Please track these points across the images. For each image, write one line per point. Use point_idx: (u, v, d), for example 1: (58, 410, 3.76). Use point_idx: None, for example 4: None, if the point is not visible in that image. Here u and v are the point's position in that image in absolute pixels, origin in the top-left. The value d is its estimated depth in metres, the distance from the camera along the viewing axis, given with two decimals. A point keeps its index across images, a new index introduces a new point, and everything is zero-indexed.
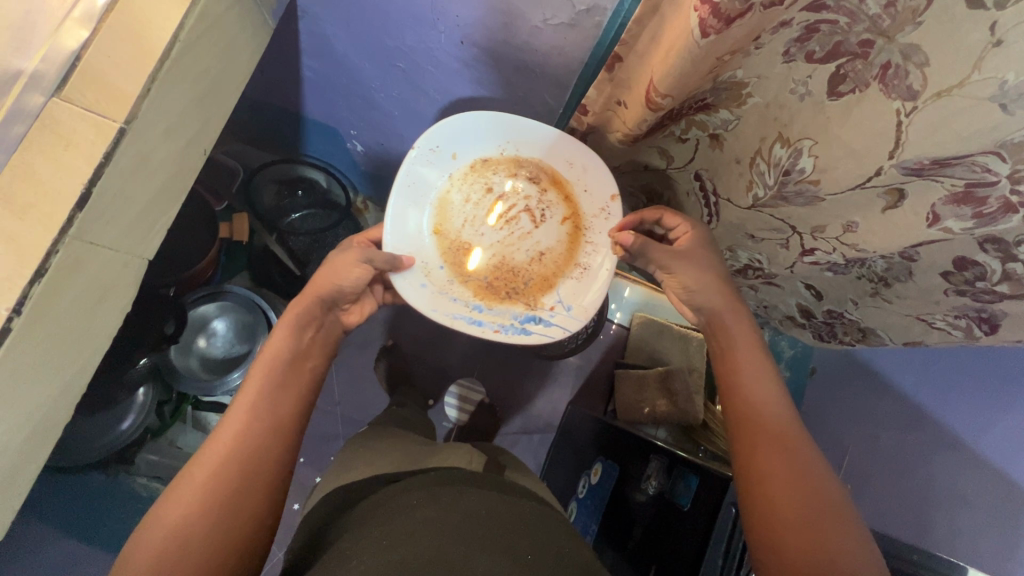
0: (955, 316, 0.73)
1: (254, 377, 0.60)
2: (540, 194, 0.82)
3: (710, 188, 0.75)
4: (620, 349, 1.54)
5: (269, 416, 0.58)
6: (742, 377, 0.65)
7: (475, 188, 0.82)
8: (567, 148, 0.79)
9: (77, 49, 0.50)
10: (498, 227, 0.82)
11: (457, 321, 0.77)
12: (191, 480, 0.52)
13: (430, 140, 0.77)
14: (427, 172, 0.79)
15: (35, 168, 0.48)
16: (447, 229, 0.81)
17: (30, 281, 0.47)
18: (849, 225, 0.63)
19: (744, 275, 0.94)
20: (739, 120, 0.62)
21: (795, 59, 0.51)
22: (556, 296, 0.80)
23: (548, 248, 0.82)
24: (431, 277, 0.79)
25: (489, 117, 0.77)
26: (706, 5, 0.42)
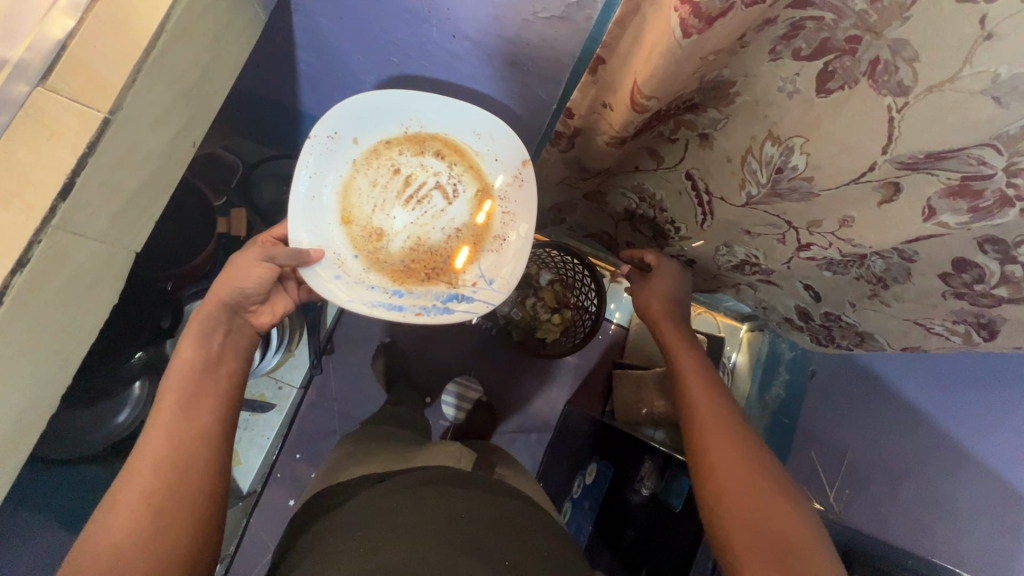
0: (954, 321, 0.72)
1: (168, 389, 0.62)
2: (449, 168, 0.82)
3: (702, 187, 0.74)
4: (619, 350, 1.53)
5: (187, 423, 0.60)
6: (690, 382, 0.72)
7: (381, 172, 0.80)
8: (474, 118, 0.78)
9: (63, 37, 0.49)
10: (409, 209, 0.81)
11: (376, 309, 0.76)
12: (119, 497, 0.54)
13: (327, 126, 0.75)
14: (326, 159, 0.77)
15: (17, 158, 0.48)
16: (356, 217, 0.79)
17: (12, 271, 0.47)
18: (844, 219, 0.61)
19: (742, 273, 0.92)
20: (727, 119, 0.60)
21: (781, 57, 0.49)
22: (476, 272, 0.81)
23: (463, 224, 0.82)
24: (345, 268, 0.78)
25: (388, 93, 0.75)
26: (687, 5, 0.42)
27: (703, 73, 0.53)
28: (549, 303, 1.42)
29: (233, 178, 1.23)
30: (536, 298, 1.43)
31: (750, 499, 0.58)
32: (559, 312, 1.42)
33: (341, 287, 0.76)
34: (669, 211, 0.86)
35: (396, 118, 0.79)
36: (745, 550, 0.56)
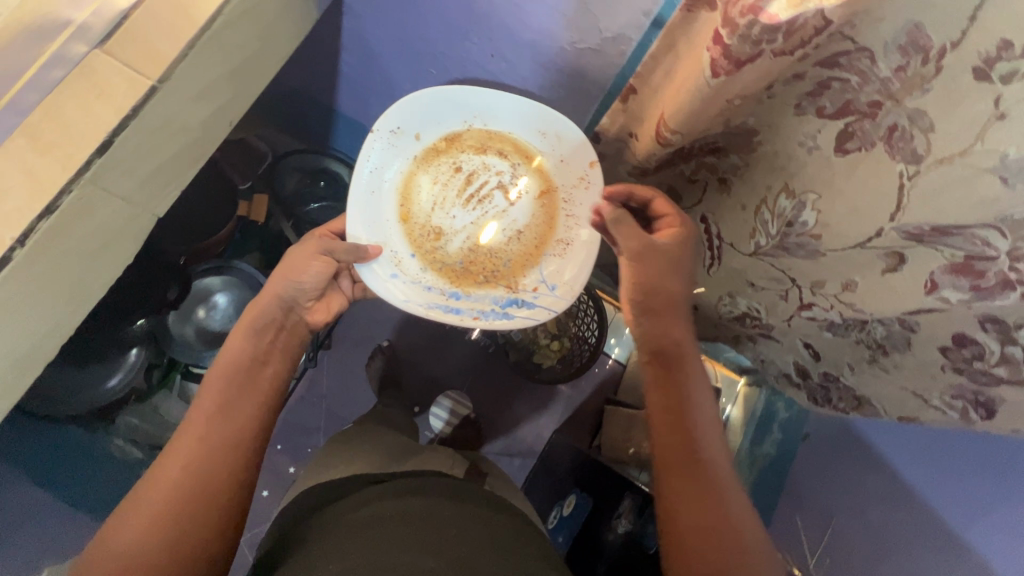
0: (952, 397, 0.70)
1: (209, 385, 0.63)
2: (513, 167, 0.79)
3: (714, 233, 0.74)
4: (614, 386, 1.51)
5: (217, 427, 0.60)
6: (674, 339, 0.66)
7: (441, 169, 0.80)
8: (537, 116, 0.75)
9: (126, 9, 0.53)
10: (470, 208, 0.80)
11: (434, 310, 0.74)
12: (145, 496, 0.56)
13: (391, 121, 0.75)
14: (389, 154, 0.77)
15: (63, 110, 0.50)
16: (414, 214, 0.79)
17: (40, 215, 0.48)
18: (847, 283, 0.61)
19: (742, 326, 0.90)
20: (748, 167, 0.62)
21: (806, 113, 0.51)
22: (537, 277, 0.77)
23: (525, 225, 0.79)
24: (402, 267, 0.77)
25: (450, 91, 0.74)
26: (717, 45, 0.44)
27: (727, 116, 0.54)
28: (551, 327, 1.42)
29: (260, 166, 1.26)
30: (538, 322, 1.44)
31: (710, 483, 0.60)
32: (558, 339, 1.41)
33: (399, 286, 0.75)
34: None
35: (459, 116, 0.77)
36: (692, 530, 0.58)
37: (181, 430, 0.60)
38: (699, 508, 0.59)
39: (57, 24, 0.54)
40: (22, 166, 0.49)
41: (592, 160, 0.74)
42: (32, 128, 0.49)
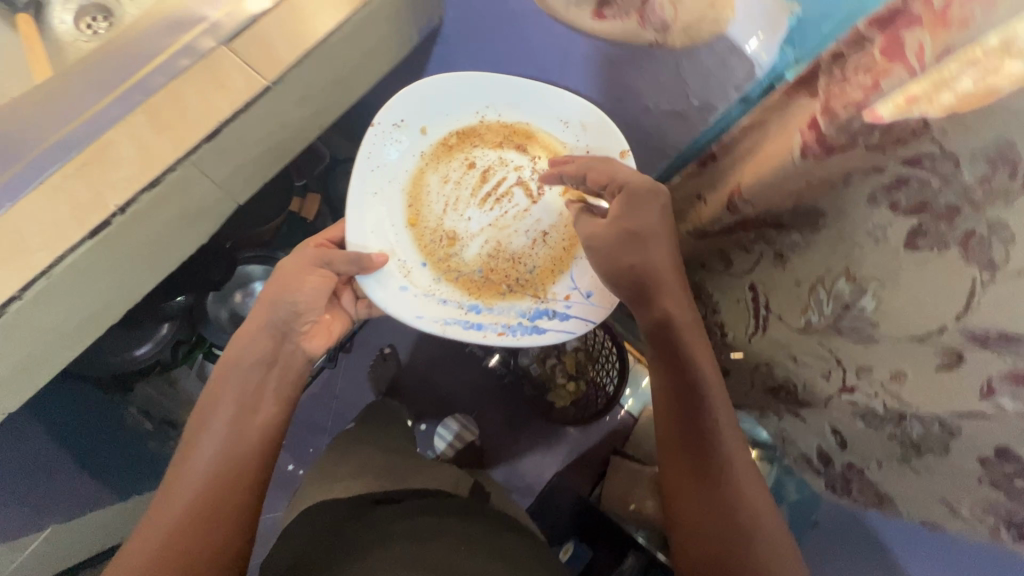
0: (982, 515, 0.61)
1: (211, 416, 0.72)
2: (530, 162, 0.84)
3: (762, 302, 0.75)
4: (623, 436, 1.49)
5: (218, 454, 0.69)
6: (666, 320, 0.72)
7: (452, 168, 0.85)
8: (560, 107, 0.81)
9: (255, 14, 0.57)
10: (487, 208, 0.84)
11: (450, 327, 0.78)
12: (158, 516, 0.64)
13: (393, 117, 0.80)
14: (390, 147, 0.81)
15: (182, 94, 0.54)
16: (424, 219, 0.84)
17: (144, 187, 0.52)
18: (896, 374, 0.60)
19: (773, 396, 0.87)
20: (808, 245, 0.63)
21: (879, 206, 0.51)
22: (568, 284, 0.81)
23: (549, 225, 0.83)
24: (412, 278, 0.81)
25: (465, 82, 0.80)
26: (812, 130, 0.52)
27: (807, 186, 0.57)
28: (569, 367, 1.43)
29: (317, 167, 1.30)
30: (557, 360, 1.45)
31: (704, 447, 0.68)
32: (575, 380, 1.43)
33: (409, 299, 0.79)
34: (721, 314, 0.88)
35: (473, 108, 0.83)
36: (692, 491, 0.68)
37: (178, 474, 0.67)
38: (693, 472, 0.69)
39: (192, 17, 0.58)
40: (138, 140, 0.52)
41: (623, 149, 0.77)
42: (151, 106, 0.53)
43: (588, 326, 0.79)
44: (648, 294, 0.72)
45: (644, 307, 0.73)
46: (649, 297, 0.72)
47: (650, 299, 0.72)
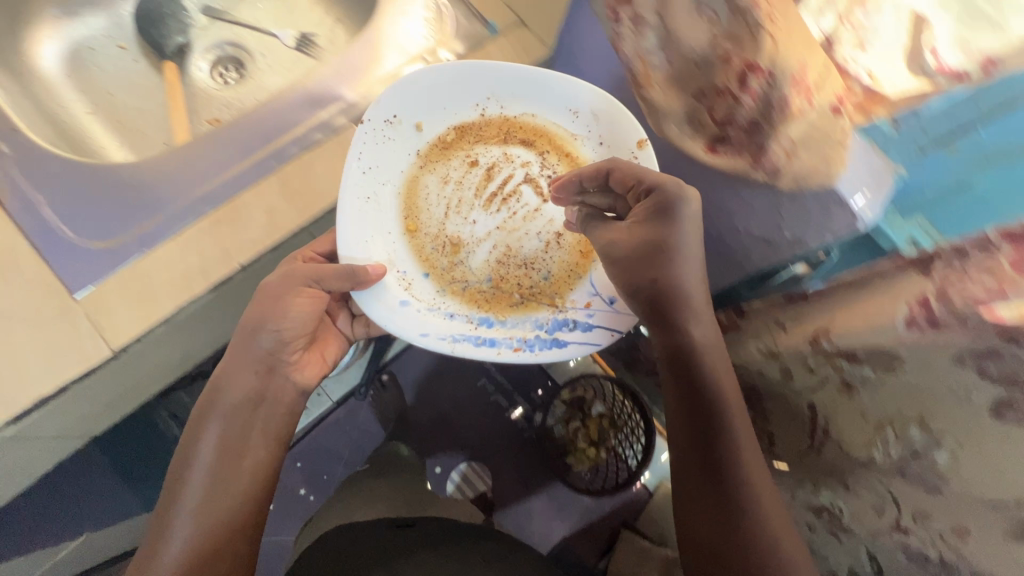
0: None
1: (190, 476, 0.70)
2: (541, 158, 0.79)
3: (822, 423, 0.74)
4: (633, 511, 1.45)
5: (201, 522, 0.68)
6: (684, 333, 0.66)
7: (455, 167, 0.78)
8: (570, 92, 0.75)
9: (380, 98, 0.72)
10: (493, 211, 0.77)
11: (460, 345, 0.69)
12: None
13: (384, 112, 0.71)
14: (387, 144, 0.73)
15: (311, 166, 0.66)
16: (424, 226, 0.76)
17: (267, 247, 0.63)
18: (959, 530, 0.57)
19: (808, 518, 0.84)
20: (882, 384, 0.61)
21: (968, 369, 0.48)
22: (589, 291, 0.74)
23: (564, 225, 0.77)
24: (413, 291, 0.73)
25: (463, 72, 0.73)
26: (923, 307, 0.49)
27: (893, 333, 0.54)
28: (591, 434, 1.42)
29: None
30: (581, 424, 1.43)
31: (714, 461, 0.65)
32: (596, 447, 1.41)
33: (410, 317, 0.70)
34: (772, 421, 0.87)
35: (472, 101, 0.77)
36: (704, 523, 0.65)
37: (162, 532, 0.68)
38: (711, 478, 0.65)
39: (329, 95, 0.71)
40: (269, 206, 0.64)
41: (644, 137, 0.70)
42: (285, 173, 0.65)
43: (616, 336, 0.71)
44: (668, 304, 0.65)
45: (660, 320, 0.66)
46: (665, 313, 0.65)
47: (670, 309, 0.65)
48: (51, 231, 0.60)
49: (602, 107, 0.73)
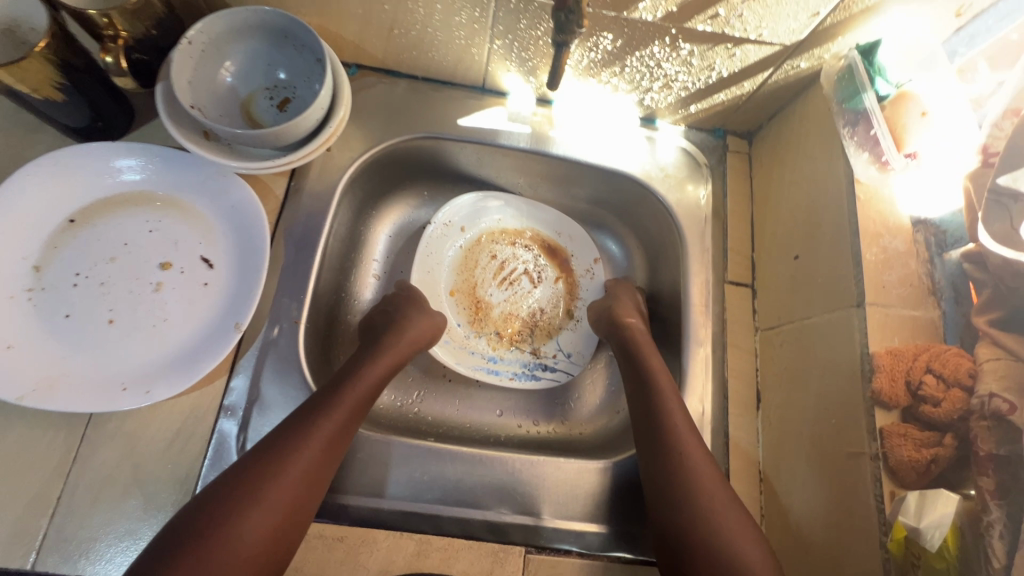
0: None
1: (328, 413, 0.49)
2: (538, 257, 0.76)
3: None
4: None
5: (311, 482, 0.47)
6: (702, 492, 0.50)
7: (483, 256, 0.74)
8: (556, 220, 0.77)
9: (595, 491, 0.56)
10: (503, 289, 0.74)
11: (477, 372, 0.69)
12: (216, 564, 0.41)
13: (443, 213, 0.73)
14: (439, 244, 0.72)
15: (478, 497, 0.54)
16: (458, 292, 0.73)
17: (348, 555, 0.50)
18: None
19: None
20: None
21: None
22: (556, 344, 0.73)
23: (546, 307, 0.75)
24: (453, 331, 0.71)
25: (482, 197, 0.75)
26: None
27: None
28: None
29: None
30: None
31: None
32: None
33: (446, 353, 0.68)
34: None
35: (491, 214, 0.76)
36: None
37: (294, 418, 0.49)
38: None
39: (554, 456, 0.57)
40: (407, 532, 0.51)
41: (594, 255, 0.76)
42: (425, 543, 0.51)
43: (569, 374, 0.72)
44: (686, 456, 0.52)
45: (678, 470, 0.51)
46: (689, 469, 0.51)
47: (687, 460, 0.52)
48: (246, 388, 0.54)
49: (576, 235, 0.76)
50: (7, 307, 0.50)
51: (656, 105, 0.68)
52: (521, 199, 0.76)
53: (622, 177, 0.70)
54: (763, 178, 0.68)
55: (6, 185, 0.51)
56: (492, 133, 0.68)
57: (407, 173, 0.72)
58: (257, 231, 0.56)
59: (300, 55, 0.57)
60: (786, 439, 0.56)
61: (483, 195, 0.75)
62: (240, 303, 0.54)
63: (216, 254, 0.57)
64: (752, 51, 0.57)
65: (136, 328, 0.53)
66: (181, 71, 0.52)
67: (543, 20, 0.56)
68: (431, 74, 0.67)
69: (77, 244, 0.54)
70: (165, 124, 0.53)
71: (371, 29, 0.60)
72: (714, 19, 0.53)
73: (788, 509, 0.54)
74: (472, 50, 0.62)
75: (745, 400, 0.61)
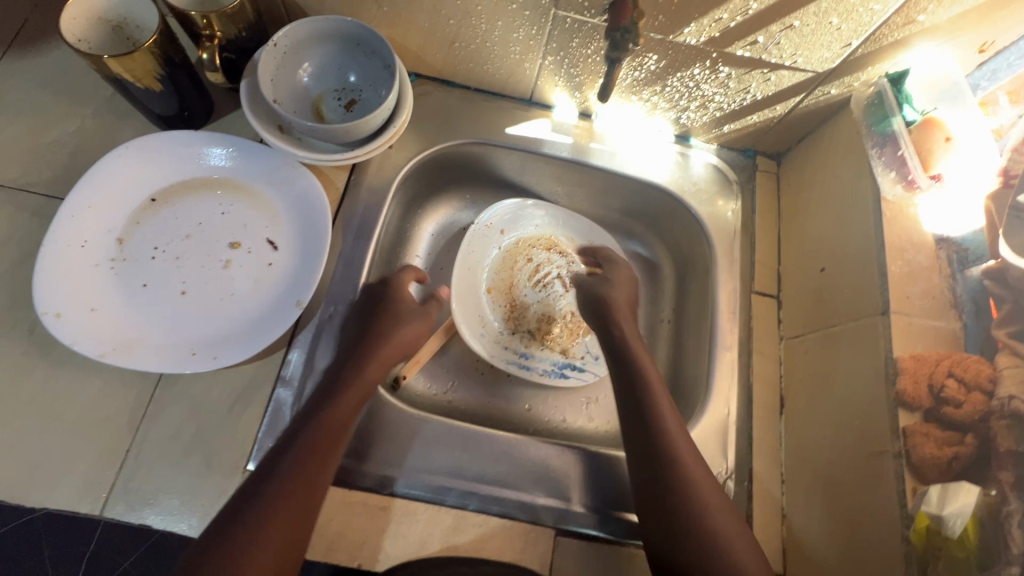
0: None
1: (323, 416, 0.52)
2: (572, 261, 0.79)
3: None
4: None
5: (324, 470, 0.49)
6: (699, 502, 0.51)
7: (519, 259, 0.78)
8: (590, 229, 0.80)
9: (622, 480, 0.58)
10: (537, 290, 0.78)
11: (509, 366, 0.72)
12: (253, 557, 0.44)
13: (486, 216, 0.77)
14: (480, 245, 0.77)
15: (512, 478, 0.57)
16: (495, 291, 0.76)
17: (390, 523, 0.53)
18: None
19: None
20: None
21: None
22: (585, 346, 0.75)
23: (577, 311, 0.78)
24: (488, 327, 0.74)
25: (522, 203, 0.79)
26: None
27: None
28: None
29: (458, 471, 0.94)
30: None
31: None
32: None
33: (482, 347, 0.72)
34: None
35: (529, 219, 0.79)
36: None
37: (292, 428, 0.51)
38: None
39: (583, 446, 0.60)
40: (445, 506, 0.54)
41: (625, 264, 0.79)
42: (462, 518, 0.54)
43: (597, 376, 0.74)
44: (672, 472, 0.53)
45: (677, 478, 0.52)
46: (687, 477, 0.52)
47: (673, 477, 0.53)
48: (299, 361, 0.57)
49: (609, 244, 0.80)
50: (92, 273, 0.55)
51: (691, 123, 0.73)
52: (558, 207, 0.80)
53: (655, 189, 0.74)
54: (791, 196, 0.72)
55: (94, 167, 0.57)
56: (537, 142, 0.72)
57: (454, 176, 0.77)
58: (320, 219, 0.60)
59: (370, 61, 0.63)
60: (809, 440, 0.58)
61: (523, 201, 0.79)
62: (301, 283, 0.58)
63: (279, 236, 0.61)
64: (786, 76, 0.62)
65: (205, 299, 0.57)
66: (266, 69, 0.58)
67: (594, 40, 0.61)
68: (483, 85, 0.72)
69: (157, 221, 0.60)
70: (246, 113, 0.58)
71: (434, 40, 0.65)
72: (752, 46, 0.58)
73: (811, 509, 0.56)
74: (525, 65, 0.67)
75: (769, 404, 0.64)
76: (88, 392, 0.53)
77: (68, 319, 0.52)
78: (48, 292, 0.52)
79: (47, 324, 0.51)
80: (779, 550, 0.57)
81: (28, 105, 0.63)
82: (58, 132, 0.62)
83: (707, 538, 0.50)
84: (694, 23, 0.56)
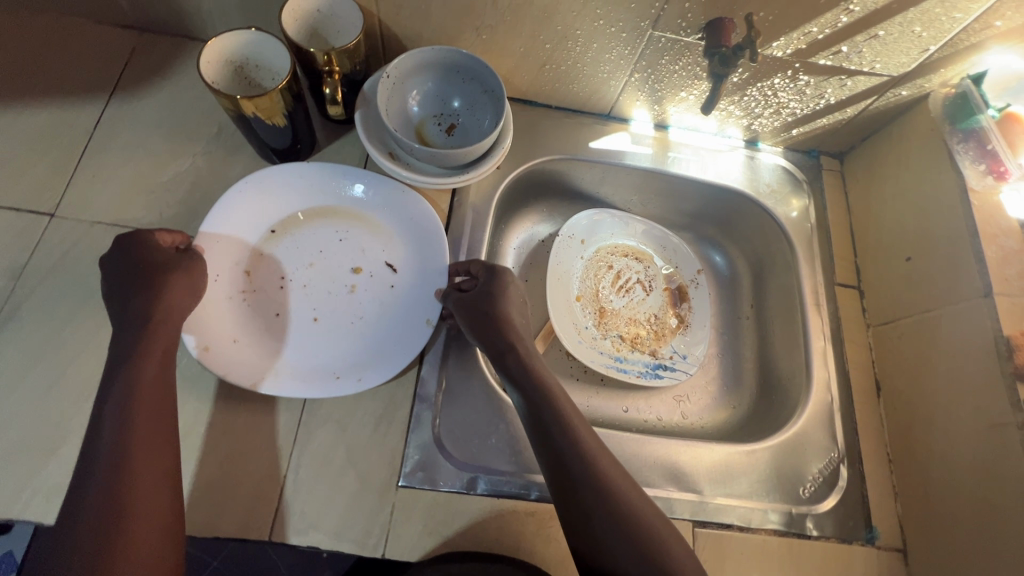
0: None
1: (138, 376, 0.47)
2: (649, 267, 0.82)
3: None
4: None
5: (160, 425, 0.46)
6: (609, 477, 0.48)
7: (601, 269, 0.81)
8: (665, 237, 0.83)
9: (741, 470, 0.62)
10: (620, 297, 0.80)
11: (609, 370, 0.74)
12: (136, 515, 0.42)
13: (568, 227, 0.80)
14: (566, 257, 0.80)
15: (645, 476, 0.60)
16: (583, 300, 0.79)
17: (544, 527, 0.55)
18: None
19: None
20: None
21: None
22: (672, 346, 0.77)
23: (660, 313, 0.80)
24: (582, 333, 0.76)
25: (599, 214, 0.82)
26: None
27: None
28: None
29: None
30: None
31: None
32: None
33: (581, 352, 0.74)
34: None
35: (605, 229, 0.82)
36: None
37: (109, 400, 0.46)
38: None
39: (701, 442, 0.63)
40: None
41: (696, 268, 0.82)
42: None
43: (688, 373, 0.75)
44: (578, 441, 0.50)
45: (601, 491, 0.47)
46: (610, 490, 0.47)
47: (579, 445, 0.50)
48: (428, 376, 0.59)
49: (679, 249, 0.83)
50: (229, 307, 0.57)
51: (762, 129, 0.77)
52: (630, 216, 0.83)
53: (730, 192, 0.78)
54: (861, 191, 0.76)
55: (218, 202, 0.59)
56: (619, 153, 0.76)
57: (537, 192, 0.80)
58: (434, 237, 0.63)
59: (470, 86, 0.65)
60: (916, 419, 0.62)
61: (599, 212, 0.82)
62: (426, 302, 0.60)
63: (396, 257, 0.63)
64: (862, 81, 0.66)
65: (338, 324, 0.59)
66: (382, 101, 0.61)
67: (684, 56, 0.64)
68: (564, 103, 0.76)
69: (279, 251, 0.61)
70: (363, 141, 0.61)
71: (526, 64, 0.68)
72: (836, 55, 0.62)
73: (927, 483, 0.59)
74: (611, 82, 0.70)
75: (867, 389, 0.67)
76: (238, 421, 0.55)
77: (216, 351, 0.53)
78: (192, 325, 0.53)
79: (198, 356, 0.52)
80: (896, 525, 0.61)
81: (138, 148, 0.64)
82: (172, 170, 0.64)
83: (638, 524, 0.46)
84: (784, 37, 0.60)
